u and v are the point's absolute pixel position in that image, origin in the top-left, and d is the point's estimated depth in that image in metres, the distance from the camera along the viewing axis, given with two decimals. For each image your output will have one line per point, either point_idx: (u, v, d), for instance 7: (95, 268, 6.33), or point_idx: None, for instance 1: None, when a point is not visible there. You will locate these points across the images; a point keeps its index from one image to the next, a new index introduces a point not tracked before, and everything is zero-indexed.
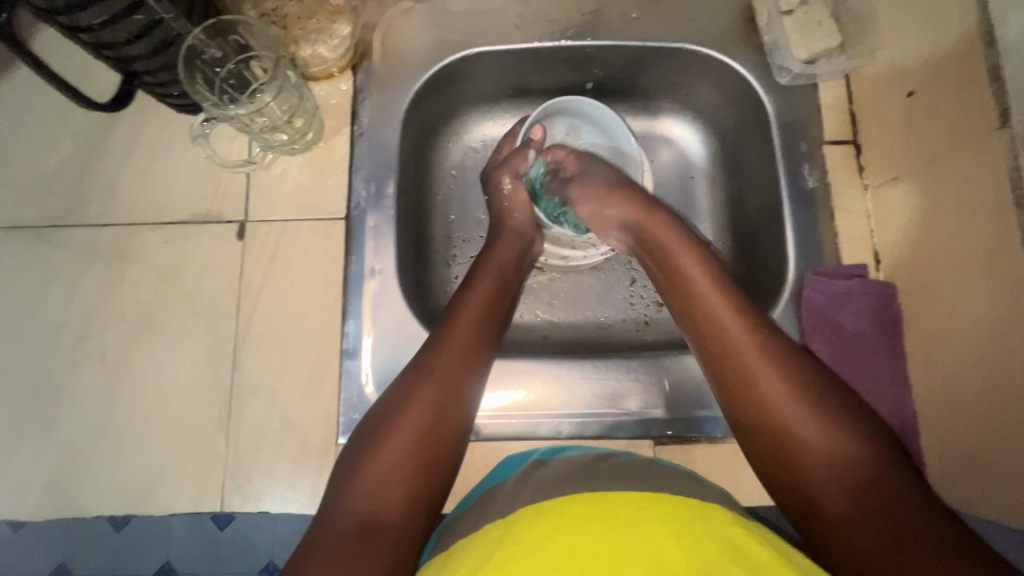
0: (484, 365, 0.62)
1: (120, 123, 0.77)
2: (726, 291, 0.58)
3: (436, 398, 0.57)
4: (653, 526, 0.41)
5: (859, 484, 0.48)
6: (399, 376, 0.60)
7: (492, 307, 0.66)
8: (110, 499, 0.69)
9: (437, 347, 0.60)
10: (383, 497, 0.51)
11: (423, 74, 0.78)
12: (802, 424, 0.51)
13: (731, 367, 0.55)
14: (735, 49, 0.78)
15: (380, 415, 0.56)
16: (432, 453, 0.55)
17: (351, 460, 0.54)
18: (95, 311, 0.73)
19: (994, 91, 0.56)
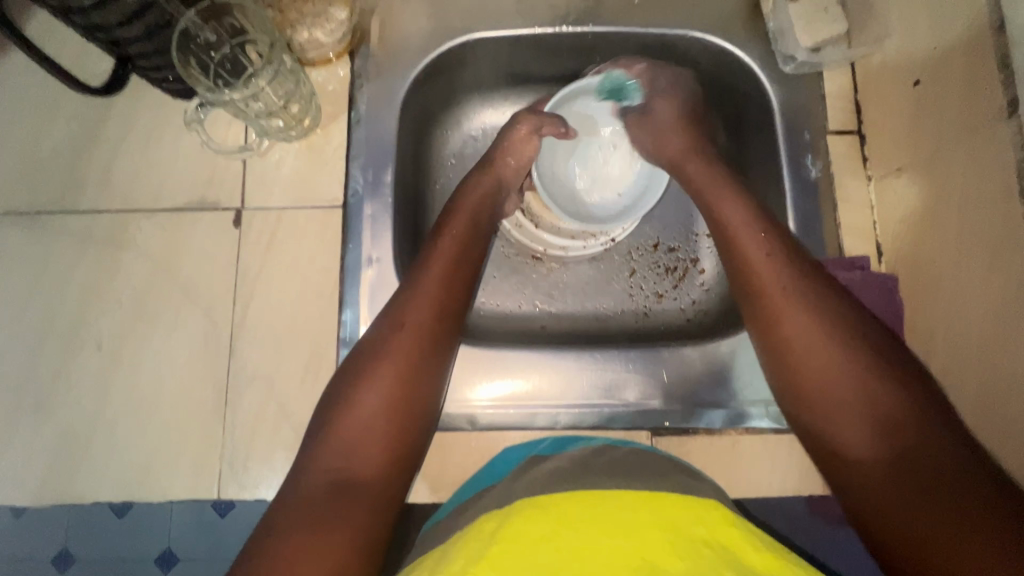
0: (455, 322, 0.62)
1: (113, 108, 0.76)
2: (771, 237, 0.61)
3: (407, 354, 0.57)
4: (644, 528, 0.41)
5: (883, 423, 0.51)
6: (373, 328, 0.60)
7: (463, 255, 0.65)
8: (108, 485, 0.69)
9: (407, 298, 0.60)
10: (357, 453, 0.52)
11: (422, 60, 0.77)
12: (818, 359, 0.55)
13: (766, 307, 0.59)
14: (739, 36, 0.77)
15: (351, 369, 0.57)
16: (403, 409, 0.56)
17: (326, 414, 0.55)
18: (91, 298, 0.73)
19: (1003, 80, 0.55)
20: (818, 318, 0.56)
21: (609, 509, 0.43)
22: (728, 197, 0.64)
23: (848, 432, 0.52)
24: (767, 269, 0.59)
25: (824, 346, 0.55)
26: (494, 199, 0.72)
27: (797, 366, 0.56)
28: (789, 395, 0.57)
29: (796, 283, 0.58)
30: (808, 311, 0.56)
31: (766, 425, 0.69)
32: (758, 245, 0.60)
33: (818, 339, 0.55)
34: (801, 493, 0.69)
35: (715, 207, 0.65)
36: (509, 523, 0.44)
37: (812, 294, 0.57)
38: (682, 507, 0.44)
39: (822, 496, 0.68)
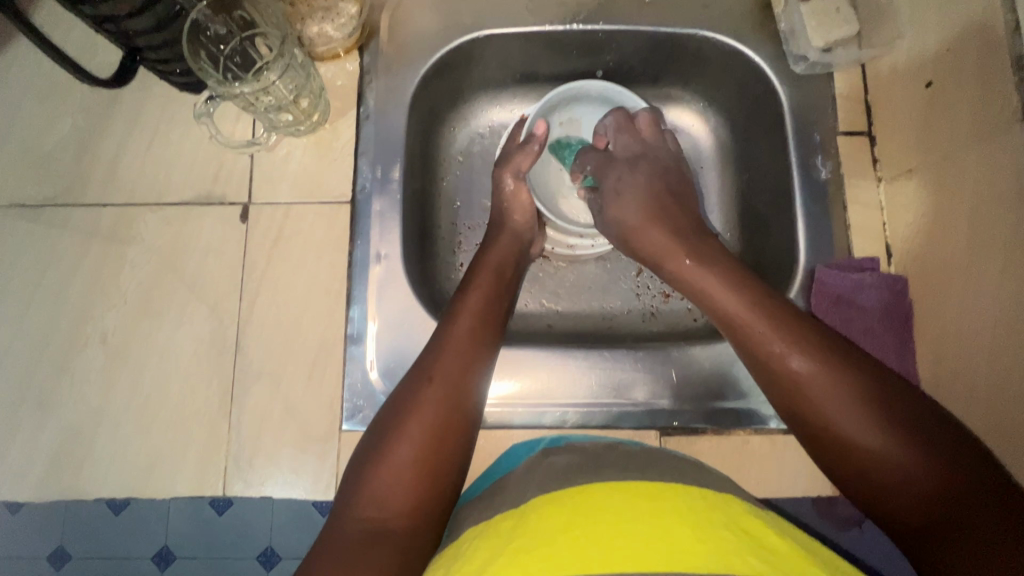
0: (483, 367, 0.61)
1: (120, 100, 0.76)
2: (749, 289, 0.59)
3: (437, 405, 0.55)
4: (665, 515, 0.41)
5: (912, 472, 0.47)
6: (402, 383, 0.59)
7: (490, 310, 0.65)
8: (110, 482, 0.68)
9: (436, 351, 0.59)
10: (391, 504, 0.51)
11: (432, 56, 0.76)
12: (838, 406, 0.51)
13: (766, 363, 0.56)
14: (751, 36, 0.77)
15: (382, 424, 0.56)
16: (436, 460, 0.54)
17: (359, 468, 0.53)
18: (95, 292, 0.72)
19: (1017, 82, 0.55)
20: (819, 361, 0.53)
21: (626, 497, 0.43)
22: (694, 257, 0.64)
23: (896, 483, 0.48)
24: (751, 323, 0.57)
25: (834, 392, 0.51)
26: (503, 233, 0.73)
27: (816, 417, 0.52)
28: (820, 450, 0.53)
29: (790, 331, 0.55)
30: (808, 358, 0.53)
31: (775, 425, 0.69)
32: (733, 298, 0.59)
33: (827, 385, 0.52)
34: (809, 495, 0.68)
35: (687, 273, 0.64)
36: (522, 522, 0.44)
37: (804, 338, 0.55)
38: (700, 503, 0.44)
39: (830, 498, 0.68)
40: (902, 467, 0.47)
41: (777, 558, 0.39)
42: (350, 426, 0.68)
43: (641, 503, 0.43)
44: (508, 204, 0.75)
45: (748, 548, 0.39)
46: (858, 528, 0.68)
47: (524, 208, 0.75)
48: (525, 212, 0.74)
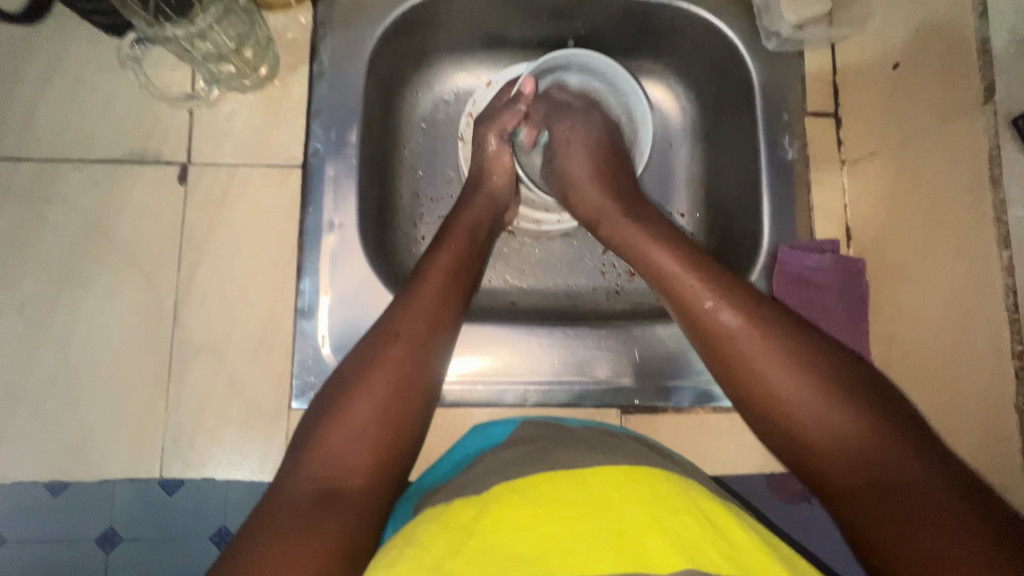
0: (451, 328, 0.59)
1: (37, 41, 0.67)
2: (706, 274, 0.57)
3: (400, 364, 0.53)
4: (634, 508, 0.40)
5: (859, 446, 0.47)
6: (362, 340, 0.56)
7: (461, 269, 0.62)
8: (33, 463, 0.63)
9: (402, 308, 0.57)
10: (345, 465, 0.48)
11: (393, 12, 0.71)
12: (800, 398, 0.50)
13: (726, 352, 0.54)
14: (725, 8, 0.75)
15: (339, 381, 0.53)
16: (396, 422, 0.51)
17: (310, 427, 0.51)
18: (11, 257, 0.65)
19: (982, 65, 0.55)
20: (781, 352, 0.52)
21: (590, 487, 0.42)
22: (656, 243, 0.61)
23: (835, 466, 0.48)
24: (703, 300, 0.56)
25: (798, 382, 0.50)
26: (468, 195, 0.70)
27: (777, 408, 0.51)
28: (772, 436, 0.52)
29: (752, 317, 0.54)
30: (766, 342, 0.52)
31: (734, 403, 0.70)
32: (695, 286, 0.56)
33: (779, 374, 0.51)
34: (763, 471, 0.69)
35: (644, 258, 0.61)
36: (483, 511, 0.42)
37: (761, 328, 0.53)
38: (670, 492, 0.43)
39: (782, 475, 0.69)
40: (854, 458, 0.47)
41: (742, 557, 0.39)
42: (300, 405, 0.65)
43: (606, 494, 0.41)
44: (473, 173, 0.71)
45: (710, 541, 0.39)
46: (807, 503, 0.69)
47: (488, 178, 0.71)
48: (490, 183, 0.71)
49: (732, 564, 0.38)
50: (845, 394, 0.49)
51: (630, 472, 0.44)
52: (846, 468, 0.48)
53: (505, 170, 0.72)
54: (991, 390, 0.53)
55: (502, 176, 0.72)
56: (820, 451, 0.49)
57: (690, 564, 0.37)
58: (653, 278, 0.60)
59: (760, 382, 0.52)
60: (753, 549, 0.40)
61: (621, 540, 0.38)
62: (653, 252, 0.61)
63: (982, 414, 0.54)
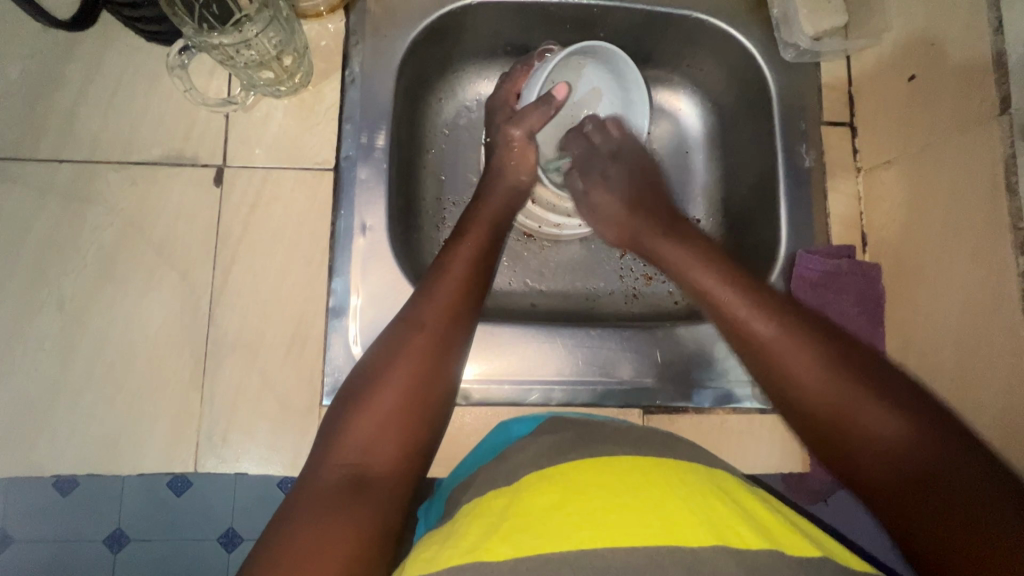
0: (473, 319, 0.61)
1: (79, 47, 0.70)
2: (738, 283, 0.60)
3: (423, 355, 0.55)
4: (661, 490, 0.42)
5: (900, 450, 0.46)
6: (386, 332, 0.58)
7: (482, 260, 0.64)
8: (69, 456, 0.64)
9: (424, 300, 0.58)
10: (372, 452, 0.50)
11: (422, 21, 0.73)
12: (863, 411, 0.49)
13: (761, 359, 0.55)
14: (744, 20, 0.77)
15: (364, 372, 0.55)
16: (421, 412, 0.53)
17: (338, 416, 0.52)
18: (51, 255, 0.67)
19: (997, 77, 0.57)
20: (818, 358, 0.52)
21: (621, 471, 0.44)
22: (699, 262, 0.64)
23: (883, 478, 0.47)
24: (736, 308, 0.58)
25: (826, 384, 0.51)
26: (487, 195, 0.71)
27: (829, 416, 0.50)
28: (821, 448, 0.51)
29: (789, 325, 0.55)
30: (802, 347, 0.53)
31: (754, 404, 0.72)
32: (733, 297, 0.59)
33: (815, 376, 0.51)
34: (780, 471, 0.71)
35: (681, 268, 0.66)
36: (516, 499, 0.44)
37: (789, 327, 0.55)
38: (693, 475, 0.45)
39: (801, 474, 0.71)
40: (907, 469, 0.46)
41: (769, 534, 0.40)
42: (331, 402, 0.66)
43: (636, 477, 0.43)
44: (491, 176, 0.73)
45: (739, 520, 0.41)
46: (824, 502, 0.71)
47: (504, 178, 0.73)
48: (518, 188, 0.73)
49: (762, 540, 0.39)
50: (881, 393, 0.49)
51: (657, 461, 0.46)
52: (892, 478, 0.46)
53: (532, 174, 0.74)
54: (1009, 391, 0.55)
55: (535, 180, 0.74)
56: (868, 459, 0.48)
57: (721, 541, 0.38)
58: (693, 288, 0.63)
59: (797, 390, 0.52)
60: (783, 529, 0.41)
61: (651, 518, 0.39)
62: (694, 272, 0.64)
63: (999, 414, 0.56)
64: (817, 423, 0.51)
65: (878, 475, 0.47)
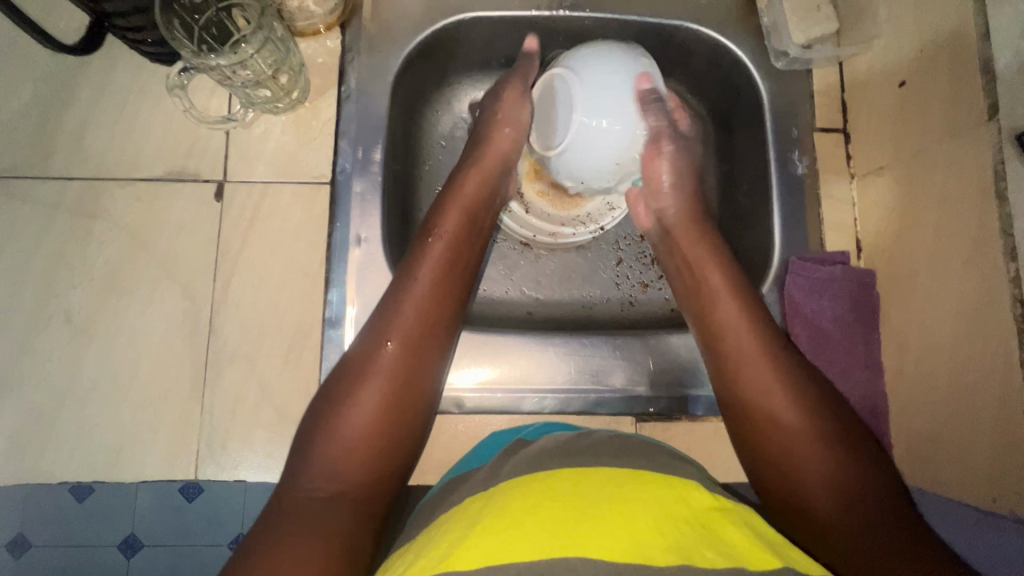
0: (447, 320, 0.63)
1: (87, 68, 0.72)
2: (751, 313, 0.64)
3: (387, 375, 0.57)
4: (631, 505, 0.43)
5: (838, 479, 0.54)
6: (351, 350, 0.59)
7: (448, 272, 0.64)
8: (76, 464, 0.66)
9: (389, 316, 0.60)
10: (339, 470, 0.52)
11: (417, 37, 0.75)
12: (809, 443, 0.56)
13: (736, 383, 0.62)
14: (734, 29, 0.78)
15: (331, 389, 0.57)
16: (384, 429, 0.55)
17: (308, 433, 0.54)
18: (60, 269, 0.69)
19: (985, 84, 0.57)
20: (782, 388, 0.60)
21: (598, 482, 0.45)
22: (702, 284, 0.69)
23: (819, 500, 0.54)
24: (722, 333, 0.64)
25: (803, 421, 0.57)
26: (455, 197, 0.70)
27: (781, 445, 0.57)
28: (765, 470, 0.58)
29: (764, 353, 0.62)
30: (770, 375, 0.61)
31: None
32: (720, 324, 0.65)
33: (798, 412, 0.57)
34: None
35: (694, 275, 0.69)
36: (492, 503, 0.45)
37: (776, 364, 0.60)
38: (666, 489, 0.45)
39: None
40: (841, 495, 0.53)
41: (732, 554, 0.41)
42: None
43: (611, 488, 0.44)
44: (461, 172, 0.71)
45: (701, 535, 0.42)
46: None
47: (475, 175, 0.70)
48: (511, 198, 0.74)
49: (723, 559, 0.41)
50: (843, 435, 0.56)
51: (632, 471, 0.47)
52: (828, 502, 0.53)
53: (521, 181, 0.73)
54: (1003, 398, 0.54)
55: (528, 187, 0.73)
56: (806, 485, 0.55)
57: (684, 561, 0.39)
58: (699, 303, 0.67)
59: (761, 413, 0.59)
60: (744, 543, 0.42)
61: (619, 532, 0.40)
62: (693, 295, 0.69)
63: (994, 422, 0.55)
64: (783, 451, 0.57)
65: (823, 511, 0.53)
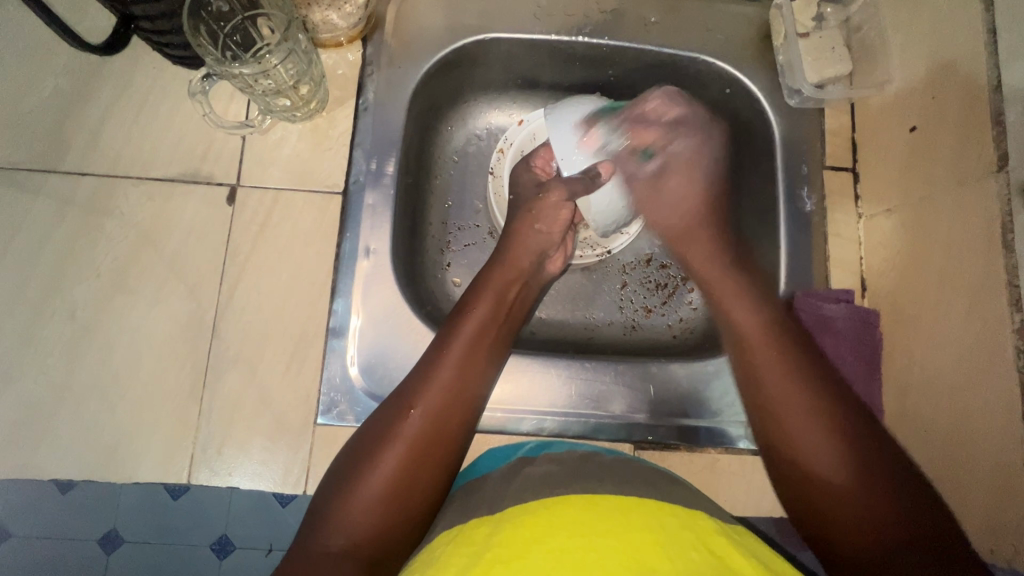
0: (483, 377, 0.62)
1: (108, 67, 0.73)
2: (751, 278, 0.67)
3: (417, 437, 0.55)
4: (634, 529, 0.42)
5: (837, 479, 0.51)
6: (380, 409, 0.58)
7: (485, 339, 0.63)
8: (68, 460, 0.66)
9: (423, 379, 0.58)
10: (359, 531, 0.51)
11: (436, 54, 0.76)
12: (806, 443, 0.54)
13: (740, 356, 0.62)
14: (749, 65, 0.79)
15: (356, 449, 0.56)
16: (407, 492, 0.53)
17: (331, 490, 0.53)
18: (67, 264, 0.69)
19: (995, 135, 0.57)
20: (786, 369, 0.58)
21: (596, 514, 0.44)
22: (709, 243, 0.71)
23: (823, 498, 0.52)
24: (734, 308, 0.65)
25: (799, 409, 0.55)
26: (525, 250, 0.71)
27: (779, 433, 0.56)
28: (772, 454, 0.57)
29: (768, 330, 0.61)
30: (773, 355, 0.59)
31: (744, 444, 0.71)
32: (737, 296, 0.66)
33: (818, 431, 0.54)
34: (773, 515, 0.70)
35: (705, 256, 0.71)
36: (497, 529, 0.44)
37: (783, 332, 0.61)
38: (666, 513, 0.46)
39: None
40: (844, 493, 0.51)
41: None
42: (325, 421, 0.67)
43: (609, 519, 0.43)
44: (533, 225, 0.72)
45: (717, 564, 0.41)
46: None
47: (549, 229, 0.72)
48: (538, 235, 0.72)
49: None
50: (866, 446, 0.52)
51: (652, 501, 0.47)
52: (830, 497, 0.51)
53: (552, 229, 0.73)
54: (1002, 447, 0.54)
55: (558, 228, 0.73)
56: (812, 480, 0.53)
57: None
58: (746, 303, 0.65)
59: (767, 396, 0.57)
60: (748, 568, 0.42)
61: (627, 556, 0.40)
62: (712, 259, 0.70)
63: (994, 470, 0.55)
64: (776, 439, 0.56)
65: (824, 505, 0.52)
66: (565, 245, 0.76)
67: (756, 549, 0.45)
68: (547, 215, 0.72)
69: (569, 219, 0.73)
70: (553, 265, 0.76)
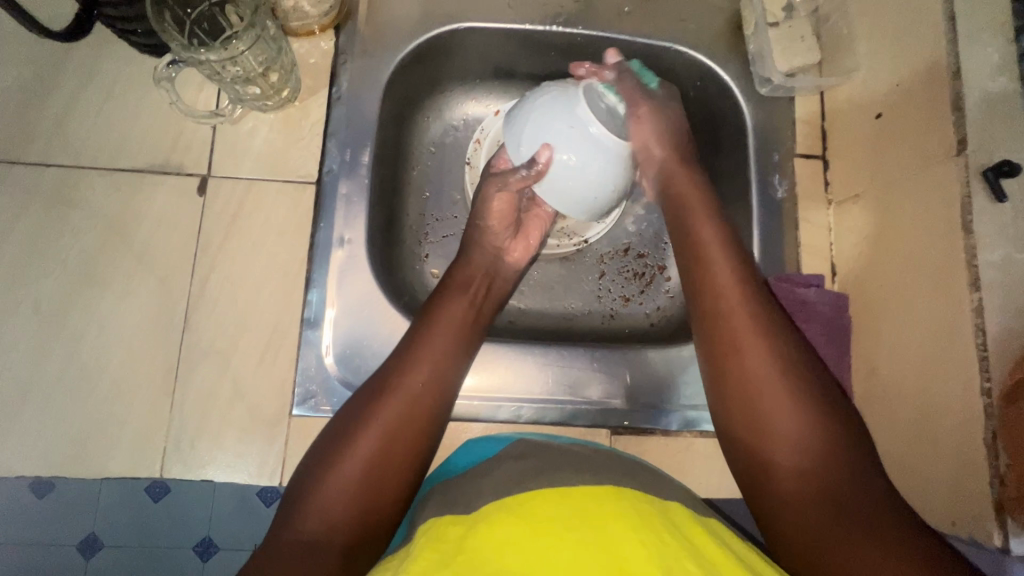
0: (457, 366, 0.62)
1: (72, 54, 0.72)
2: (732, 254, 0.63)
3: (390, 425, 0.55)
4: (608, 523, 0.43)
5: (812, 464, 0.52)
6: (354, 398, 0.58)
7: (458, 331, 0.64)
8: (36, 457, 0.64)
9: (397, 367, 0.58)
10: (333, 519, 0.51)
11: (410, 44, 0.76)
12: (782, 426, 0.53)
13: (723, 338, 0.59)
14: (721, 54, 0.80)
15: (329, 437, 0.56)
16: (381, 480, 0.53)
17: (303, 480, 0.53)
18: (32, 257, 0.68)
19: (955, 120, 0.59)
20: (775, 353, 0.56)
21: (568, 510, 0.44)
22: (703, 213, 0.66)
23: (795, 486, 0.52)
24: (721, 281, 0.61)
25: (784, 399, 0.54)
26: (478, 247, 0.70)
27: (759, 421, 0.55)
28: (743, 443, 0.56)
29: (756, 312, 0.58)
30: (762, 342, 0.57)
31: None
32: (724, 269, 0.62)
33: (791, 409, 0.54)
34: None
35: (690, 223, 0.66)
36: (472, 528, 0.44)
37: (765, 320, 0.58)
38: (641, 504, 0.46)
39: None
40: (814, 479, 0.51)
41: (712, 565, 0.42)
42: (301, 412, 0.67)
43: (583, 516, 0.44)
44: (478, 222, 0.71)
45: (688, 553, 0.42)
46: None
47: (496, 225, 0.70)
48: (485, 229, 0.70)
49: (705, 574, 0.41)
50: (835, 427, 0.53)
51: (629, 491, 0.47)
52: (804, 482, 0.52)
53: (500, 223, 0.70)
54: (963, 429, 0.56)
55: (508, 222, 0.71)
56: (791, 468, 0.53)
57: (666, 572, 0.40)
58: (703, 286, 0.62)
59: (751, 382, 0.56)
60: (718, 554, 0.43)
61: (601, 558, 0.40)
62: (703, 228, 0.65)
63: (956, 450, 0.57)
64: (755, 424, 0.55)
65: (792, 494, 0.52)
66: (523, 232, 0.73)
67: (728, 540, 0.47)
68: (487, 211, 0.70)
69: (513, 210, 0.70)
70: (513, 256, 0.73)
